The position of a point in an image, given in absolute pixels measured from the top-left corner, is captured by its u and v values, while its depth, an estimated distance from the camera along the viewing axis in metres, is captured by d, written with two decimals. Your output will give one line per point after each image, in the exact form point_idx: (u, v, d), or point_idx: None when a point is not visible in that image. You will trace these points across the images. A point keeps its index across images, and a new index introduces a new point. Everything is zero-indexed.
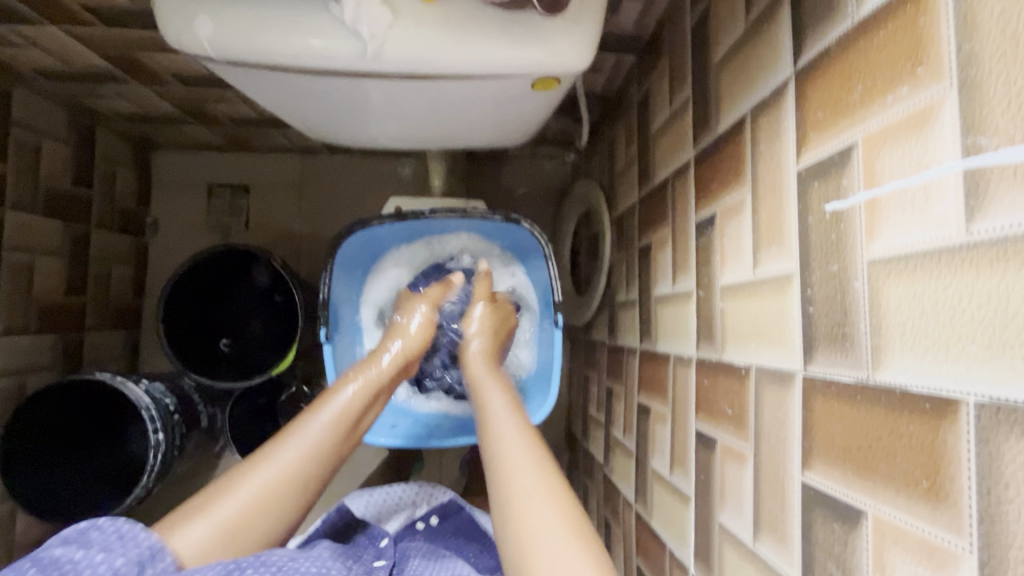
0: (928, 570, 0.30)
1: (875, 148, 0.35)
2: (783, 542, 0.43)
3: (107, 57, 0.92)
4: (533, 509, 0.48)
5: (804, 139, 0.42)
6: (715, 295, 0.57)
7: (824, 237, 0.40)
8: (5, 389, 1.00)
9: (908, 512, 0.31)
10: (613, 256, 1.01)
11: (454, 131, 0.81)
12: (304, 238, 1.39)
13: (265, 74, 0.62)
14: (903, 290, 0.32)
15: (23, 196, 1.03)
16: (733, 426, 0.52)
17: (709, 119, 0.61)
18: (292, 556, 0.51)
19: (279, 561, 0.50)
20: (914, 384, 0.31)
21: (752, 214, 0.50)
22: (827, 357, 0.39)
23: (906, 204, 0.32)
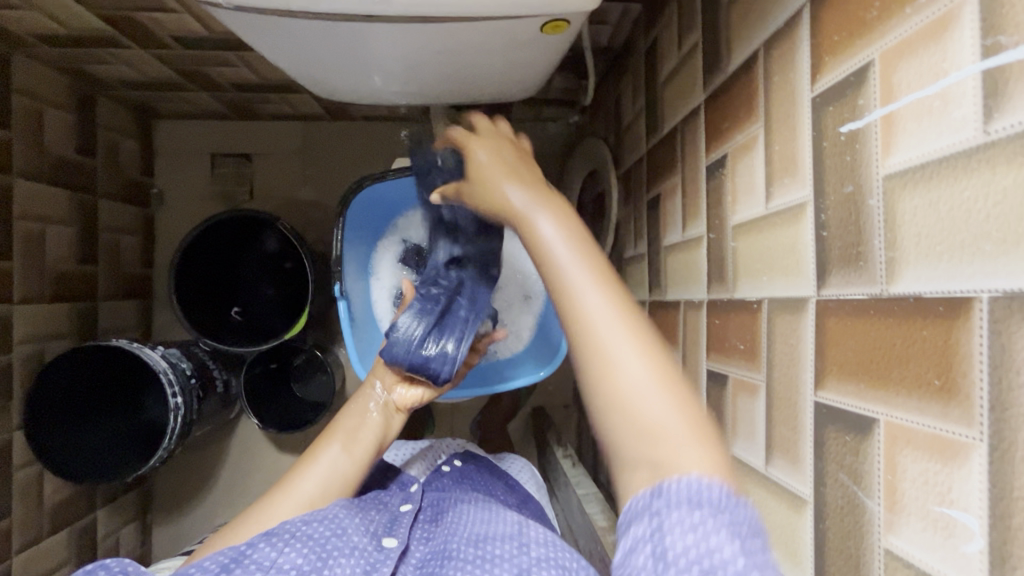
0: (938, 464, 0.31)
1: (892, 63, 0.35)
2: (795, 463, 0.45)
3: (108, 18, 0.91)
4: (625, 360, 0.41)
5: (820, 65, 0.42)
6: (727, 234, 0.58)
7: (839, 160, 0.40)
8: (26, 355, 1.02)
9: (919, 413, 0.32)
10: (620, 212, 1.02)
11: (461, 84, 0.81)
12: (310, 206, 1.39)
13: (273, 20, 0.62)
14: (919, 200, 0.33)
15: (30, 165, 1.03)
16: (745, 358, 0.54)
17: (720, 59, 0.60)
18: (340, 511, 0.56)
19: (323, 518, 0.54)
20: (928, 290, 0.32)
21: (765, 148, 0.50)
22: (840, 278, 0.40)
23: (923, 113, 0.33)
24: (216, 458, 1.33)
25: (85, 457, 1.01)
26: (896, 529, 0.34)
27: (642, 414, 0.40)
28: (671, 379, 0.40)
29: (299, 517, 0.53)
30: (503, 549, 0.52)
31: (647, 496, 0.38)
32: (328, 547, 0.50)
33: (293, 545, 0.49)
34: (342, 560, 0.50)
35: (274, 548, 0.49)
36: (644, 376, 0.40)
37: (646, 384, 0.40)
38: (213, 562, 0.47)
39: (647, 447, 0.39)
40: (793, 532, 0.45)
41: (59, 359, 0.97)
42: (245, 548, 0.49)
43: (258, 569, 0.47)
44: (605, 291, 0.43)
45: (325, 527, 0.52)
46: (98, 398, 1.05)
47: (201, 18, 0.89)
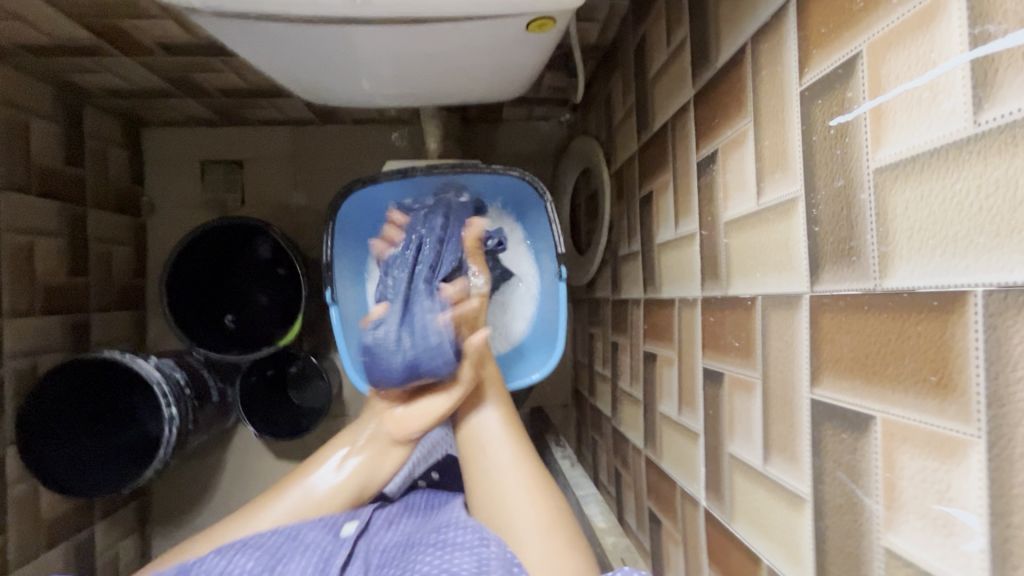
0: (937, 462, 0.31)
1: (880, 54, 0.34)
2: (793, 461, 0.44)
3: (91, 27, 0.90)
4: (517, 516, 0.59)
5: (808, 58, 0.42)
6: (720, 231, 0.58)
7: (829, 154, 0.40)
8: (18, 370, 1.01)
9: (917, 410, 0.32)
10: (613, 210, 1.01)
11: (450, 85, 0.80)
12: (302, 212, 1.39)
13: (255, 26, 0.61)
14: (911, 193, 0.33)
15: (18, 178, 1.02)
16: (740, 356, 0.53)
17: (708, 55, 0.60)
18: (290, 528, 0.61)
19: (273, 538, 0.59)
20: (922, 285, 0.32)
21: (755, 143, 0.50)
22: (834, 273, 0.39)
23: (913, 105, 0.32)
24: (213, 467, 1.32)
25: (81, 469, 1.00)
26: (896, 527, 0.34)
27: (526, 557, 0.56)
28: (551, 522, 0.58)
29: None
30: (462, 556, 0.53)
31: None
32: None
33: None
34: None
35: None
36: (530, 516, 0.59)
37: (532, 530, 0.57)
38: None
39: (511, 546, 0.57)
40: (793, 530, 0.44)
41: (50, 375, 0.96)
42: (202, 557, 0.57)
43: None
44: (508, 427, 0.67)
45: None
46: (95, 409, 1.05)
47: (185, 25, 0.88)
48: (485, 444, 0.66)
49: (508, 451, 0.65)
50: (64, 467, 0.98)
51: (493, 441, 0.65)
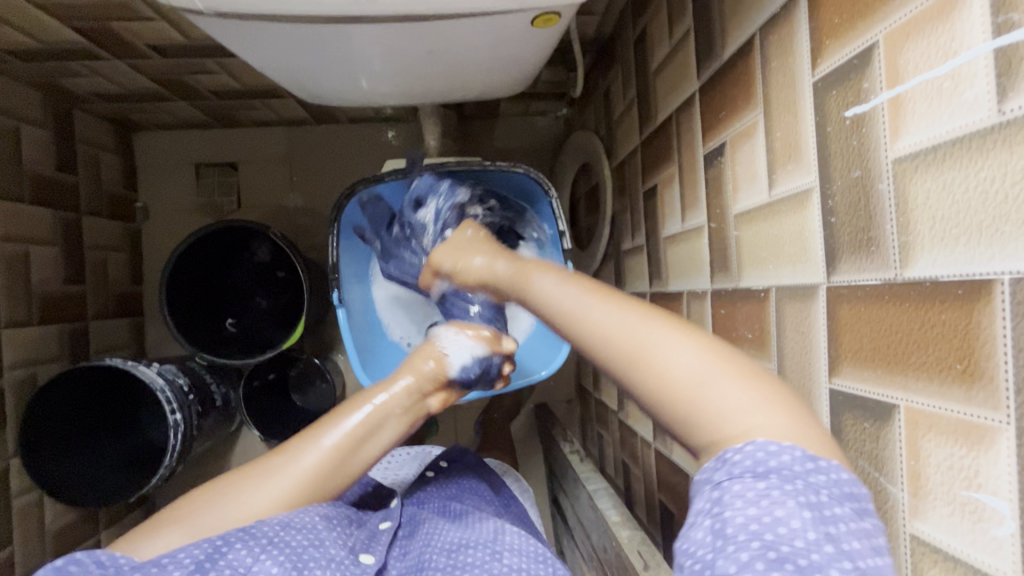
0: (964, 448, 0.31)
1: (897, 44, 0.35)
2: None
3: (82, 30, 0.88)
4: (672, 361, 0.41)
5: (820, 48, 0.42)
6: (729, 223, 0.58)
7: (844, 144, 0.40)
8: (18, 380, 1.00)
9: (943, 398, 0.32)
10: (615, 204, 1.01)
11: (452, 82, 0.80)
12: (300, 213, 1.37)
13: (256, 26, 0.60)
14: (932, 183, 0.33)
15: (9, 185, 1.00)
16: (754, 347, 0.53)
17: (713, 46, 0.60)
18: (284, 524, 0.52)
19: (271, 533, 0.50)
20: (946, 274, 0.32)
21: (766, 135, 0.50)
22: (851, 264, 0.39)
23: (933, 95, 0.32)
24: (217, 472, 1.31)
25: (82, 477, 1.00)
26: (922, 514, 0.34)
27: (713, 402, 0.39)
28: (716, 351, 0.41)
29: (282, 517, 0.52)
30: (476, 556, 0.55)
31: (711, 464, 0.37)
32: (305, 558, 0.51)
33: (270, 552, 0.49)
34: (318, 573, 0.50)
35: (250, 554, 0.48)
36: (690, 354, 0.41)
37: (714, 375, 0.39)
38: (190, 555, 0.47)
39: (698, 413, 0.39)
40: None
41: (49, 385, 0.94)
42: (221, 544, 0.49)
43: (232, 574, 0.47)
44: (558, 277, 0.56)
45: (304, 535, 0.52)
46: (97, 416, 1.03)
47: (178, 26, 0.87)
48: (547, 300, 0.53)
49: (603, 306, 0.47)
50: (68, 476, 0.98)
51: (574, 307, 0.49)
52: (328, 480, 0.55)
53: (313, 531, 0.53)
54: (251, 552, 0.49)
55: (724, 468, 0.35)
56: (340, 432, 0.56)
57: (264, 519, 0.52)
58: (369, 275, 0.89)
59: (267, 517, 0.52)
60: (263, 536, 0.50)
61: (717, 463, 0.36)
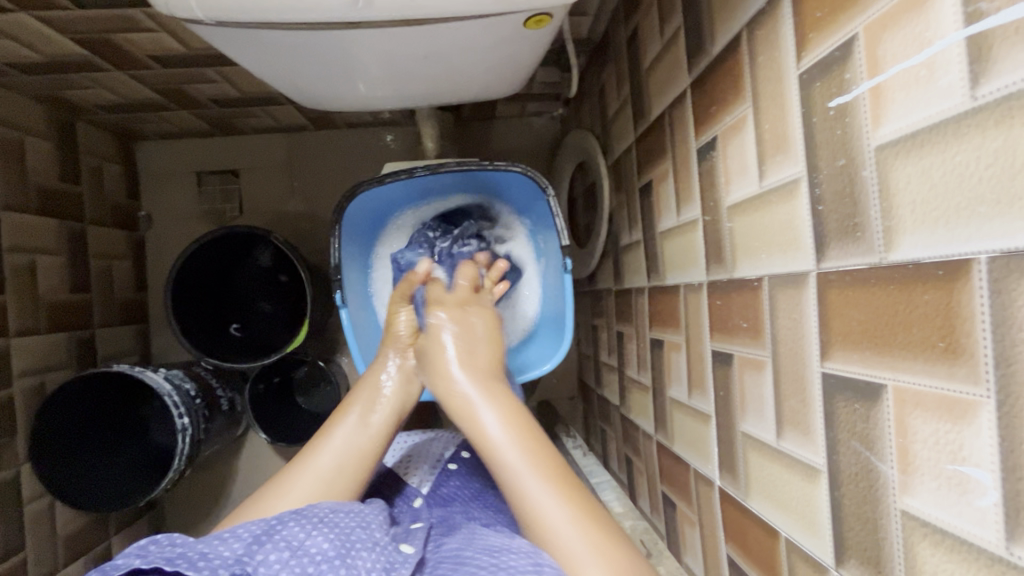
0: (948, 423, 0.32)
1: (876, 35, 0.36)
2: (806, 435, 0.46)
3: (84, 42, 0.90)
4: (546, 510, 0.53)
5: (804, 42, 0.43)
6: (723, 215, 0.59)
7: (829, 134, 0.41)
8: (27, 388, 1.01)
9: (927, 375, 0.33)
10: (612, 201, 1.02)
11: (448, 84, 0.81)
12: (301, 218, 1.39)
13: (255, 33, 0.62)
14: (912, 168, 0.34)
15: (15, 196, 1.02)
16: (749, 336, 0.54)
17: (703, 43, 0.61)
18: (332, 510, 0.53)
19: (321, 514, 0.52)
20: (927, 255, 0.33)
21: (755, 127, 0.51)
22: (839, 250, 0.40)
23: (911, 83, 0.33)
24: (225, 475, 1.32)
25: (92, 483, 1.01)
26: (911, 490, 0.35)
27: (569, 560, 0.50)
28: (579, 509, 0.53)
29: (328, 504, 0.54)
30: (515, 558, 0.48)
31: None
32: (352, 538, 0.50)
33: (321, 530, 0.49)
34: (364, 553, 0.49)
35: (303, 530, 0.48)
36: (555, 509, 0.52)
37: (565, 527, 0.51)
38: (246, 530, 0.48)
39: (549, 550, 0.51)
40: (809, 501, 0.46)
41: (59, 391, 0.97)
42: (275, 523, 0.49)
43: (287, 547, 0.46)
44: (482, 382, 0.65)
45: (352, 518, 0.53)
46: (106, 422, 1.05)
47: (178, 36, 0.89)
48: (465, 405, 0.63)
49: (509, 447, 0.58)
50: (76, 484, 0.99)
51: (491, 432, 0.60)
52: (352, 466, 0.62)
53: (358, 515, 0.54)
54: (302, 527, 0.49)
55: None
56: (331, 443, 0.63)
57: (312, 505, 0.53)
58: (370, 295, 0.90)
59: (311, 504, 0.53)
60: (314, 516, 0.51)
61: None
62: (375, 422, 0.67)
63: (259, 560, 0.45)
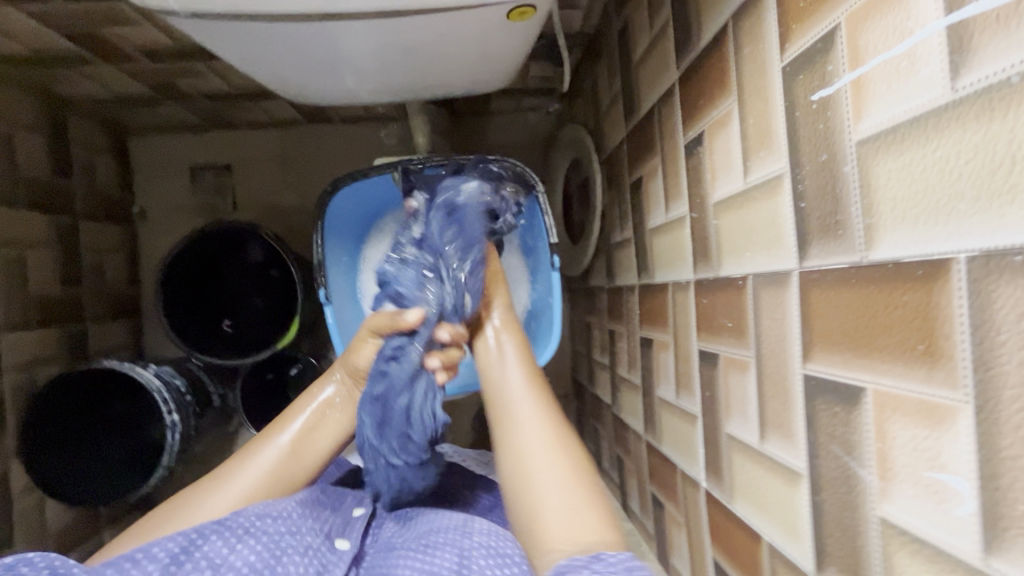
0: (927, 429, 0.31)
1: (858, 25, 0.34)
2: (788, 437, 0.44)
3: (71, 35, 0.89)
4: (547, 478, 0.52)
5: (787, 33, 0.42)
6: (709, 212, 0.57)
7: (812, 128, 0.40)
8: (17, 383, 1.01)
9: (906, 379, 0.32)
10: (604, 198, 1.01)
11: (435, 78, 0.80)
12: (295, 214, 1.38)
13: (234, 25, 0.61)
14: (892, 164, 0.33)
15: (5, 191, 1.01)
16: (733, 336, 0.53)
17: (690, 36, 0.60)
18: (259, 515, 0.53)
19: (246, 523, 0.52)
20: (907, 254, 0.32)
21: (740, 122, 0.49)
22: (821, 248, 0.39)
23: (892, 75, 0.32)
24: None
25: (81, 479, 1.01)
26: (890, 496, 0.34)
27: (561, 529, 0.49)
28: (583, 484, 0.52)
29: (257, 508, 0.54)
30: (445, 556, 0.52)
31: (586, 557, 0.44)
32: (281, 549, 0.51)
33: (246, 542, 0.50)
34: (295, 559, 0.51)
35: (225, 545, 0.49)
36: (562, 481, 0.52)
37: (560, 490, 0.51)
38: (164, 549, 0.47)
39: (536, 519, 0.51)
40: (791, 505, 0.45)
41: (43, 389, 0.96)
42: (197, 537, 0.49)
43: (208, 566, 0.47)
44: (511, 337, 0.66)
45: (280, 524, 0.53)
46: (90, 417, 1.04)
47: (165, 30, 0.88)
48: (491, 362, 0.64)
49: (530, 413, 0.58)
50: (73, 481, 1.00)
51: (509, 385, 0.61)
52: (286, 476, 0.60)
53: (286, 519, 0.54)
54: (225, 542, 0.49)
55: (598, 564, 0.43)
56: (290, 434, 0.62)
57: (238, 512, 0.53)
58: (358, 290, 0.89)
59: (242, 509, 0.53)
60: (239, 528, 0.51)
61: (591, 558, 0.44)
62: (334, 420, 0.64)
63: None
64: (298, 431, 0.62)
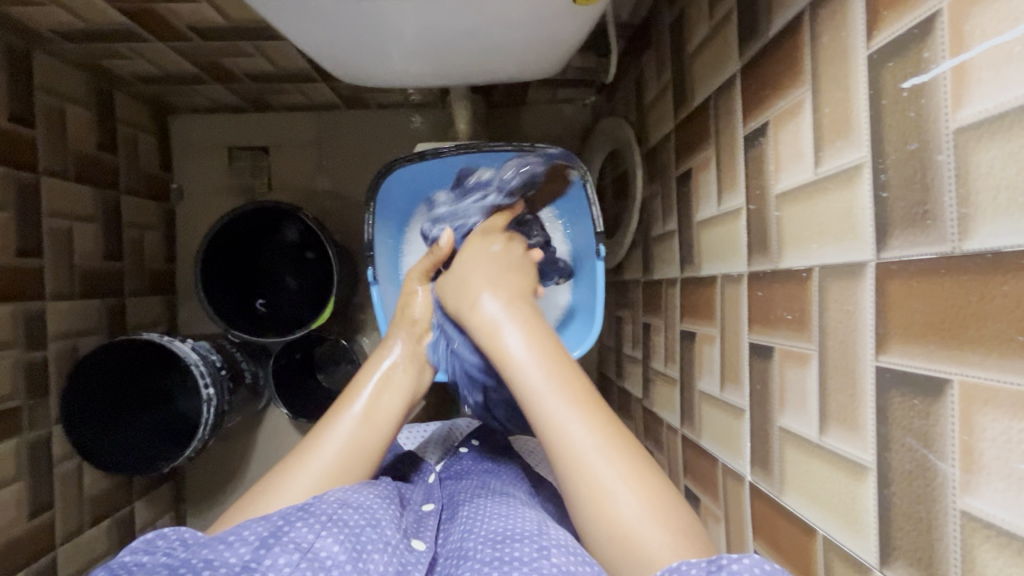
0: (1023, 420, 0.31)
1: (964, 10, 0.34)
2: (854, 430, 0.44)
3: (127, 11, 0.90)
4: (617, 496, 0.50)
5: (877, 20, 0.41)
6: (770, 204, 0.57)
7: (900, 117, 0.39)
8: (60, 351, 1.03)
9: (1001, 369, 0.32)
10: (645, 191, 1.00)
11: (487, 63, 0.80)
12: (329, 197, 1.40)
13: (302, 0, 0.61)
14: (996, 152, 0.32)
15: (55, 162, 1.03)
16: (793, 329, 0.53)
17: (757, 25, 0.59)
18: (340, 503, 0.52)
19: (329, 510, 0.51)
20: (1008, 243, 0.31)
21: (814, 112, 0.49)
22: (905, 239, 0.39)
23: (1003, 60, 0.31)
24: (245, 448, 1.35)
25: (117, 448, 1.03)
26: (975, 490, 0.34)
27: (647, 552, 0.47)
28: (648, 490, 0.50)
29: (337, 497, 0.53)
30: (523, 550, 0.48)
31: (703, 564, 0.40)
32: (361, 539, 0.50)
33: (330, 530, 0.49)
34: (375, 555, 0.49)
35: (311, 531, 0.48)
36: (635, 504, 0.49)
37: (638, 515, 0.48)
38: (254, 532, 0.47)
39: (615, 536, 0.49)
40: (853, 500, 0.44)
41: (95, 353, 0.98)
42: (282, 524, 0.48)
43: (295, 549, 0.46)
44: (559, 383, 0.56)
45: (361, 515, 0.52)
46: (132, 387, 1.06)
47: (220, 8, 0.89)
48: (554, 414, 0.54)
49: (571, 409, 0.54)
50: (112, 450, 1.02)
51: (579, 444, 0.52)
52: (367, 442, 0.61)
53: (365, 511, 0.53)
54: (309, 528, 0.48)
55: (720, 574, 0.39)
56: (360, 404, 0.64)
57: (320, 498, 0.53)
58: (399, 273, 0.89)
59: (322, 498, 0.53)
60: (322, 514, 0.50)
61: (711, 565, 0.40)
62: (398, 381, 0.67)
63: (270, 563, 0.44)
64: (369, 398, 0.64)
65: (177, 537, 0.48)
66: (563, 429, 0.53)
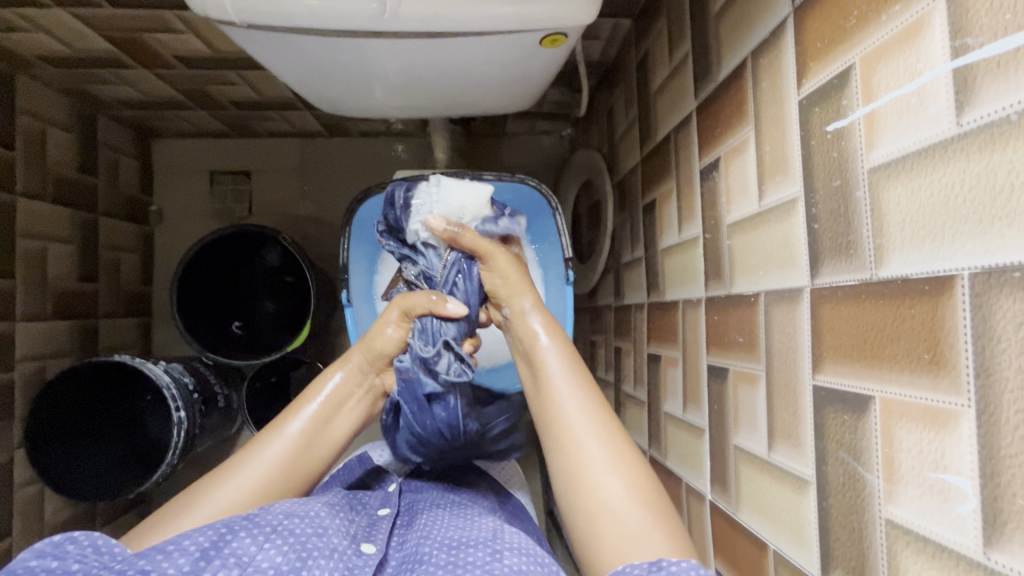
0: (931, 432, 0.34)
1: (872, 65, 0.38)
2: (797, 446, 0.47)
3: (114, 40, 0.93)
4: (603, 482, 0.50)
5: (805, 70, 0.46)
6: (723, 233, 0.61)
7: (826, 156, 0.43)
8: (27, 372, 1.02)
9: (912, 386, 0.35)
10: (615, 219, 1.04)
11: (463, 97, 0.84)
12: (309, 221, 1.41)
13: (283, 37, 0.65)
14: (902, 189, 0.36)
15: (33, 184, 1.04)
16: (744, 350, 0.56)
17: (709, 70, 0.64)
18: (287, 514, 0.53)
19: (273, 521, 0.51)
20: (914, 272, 0.35)
21: (757, 149, 0.53)
22: (832, 267, 0.42)
23: (903, 109, 0.35)
24: None
25: (84, 472, 1.00)
26: (896, 498, 0.36)
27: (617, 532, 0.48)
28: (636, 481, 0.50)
29: (284, 508, 0.53)
30: (476, 555, 0.49)
31: (644, 564, 0.41)
32: (308, 547, 0.50)
33: (274, 542, 0.49)
34: (321, 561, 0.49)
35: (254, 542, 0.48)
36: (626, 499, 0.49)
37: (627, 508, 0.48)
38: (195, 542, 0.46)
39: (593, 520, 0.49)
40: (798, 513, 0.47)
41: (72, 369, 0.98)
42: (225, 533, 0.48)
43: (235, 563, 0.46)
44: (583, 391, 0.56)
45: (307, 524, 0.52)
46: (101, 411, 1.05)
47: (207, 40, 0.92)
48: (585, 458, 0.52)
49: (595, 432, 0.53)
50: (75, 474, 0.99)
51: (577, 427, 0.53)
52: (302, 468, 0.60)
53: (314, 520, 0.53)
54: (253, 539, 0.48)
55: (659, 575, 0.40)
56: (302, 419, 0.62)
57: (266, 510, 0.53)
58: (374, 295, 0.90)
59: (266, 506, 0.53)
60: (267, 525, 0.50)
61: (651, 566, 0.41)
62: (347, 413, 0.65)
63: None
64: (309, 420, 0.62)
65: (92, 543, 0.47)
66: (596, 493, 0.50)
